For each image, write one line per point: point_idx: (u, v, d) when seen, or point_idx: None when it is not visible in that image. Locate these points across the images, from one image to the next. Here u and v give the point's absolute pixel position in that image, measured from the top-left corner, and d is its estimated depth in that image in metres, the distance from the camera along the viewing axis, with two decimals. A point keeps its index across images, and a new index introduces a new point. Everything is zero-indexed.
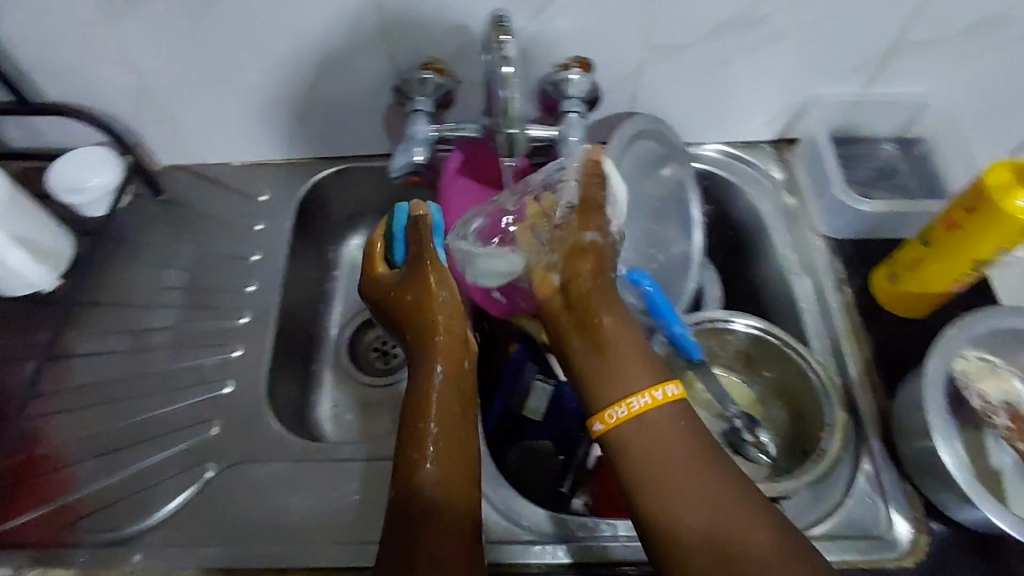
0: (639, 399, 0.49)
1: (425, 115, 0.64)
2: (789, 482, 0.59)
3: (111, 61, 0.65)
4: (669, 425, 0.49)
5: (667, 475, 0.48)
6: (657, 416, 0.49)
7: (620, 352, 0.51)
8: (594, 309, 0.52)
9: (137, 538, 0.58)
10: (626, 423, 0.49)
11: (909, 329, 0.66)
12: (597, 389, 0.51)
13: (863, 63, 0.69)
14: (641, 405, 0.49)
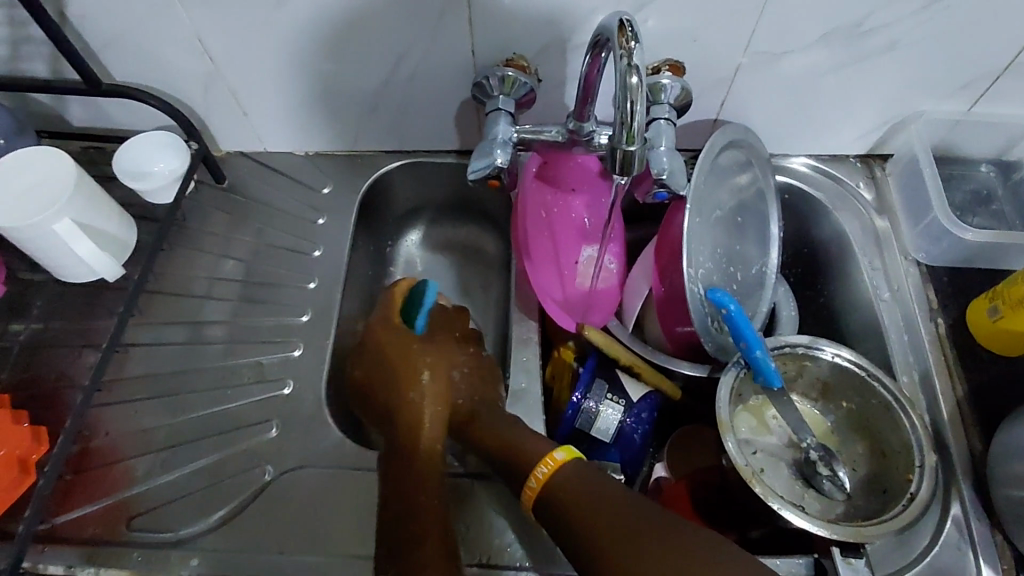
0: (540, 467, 0.52)
1: (507, 115, 0.61)
2: (877, 528, 0.54)
3: (185, 43, 0.63)
4: (574, 475, 0.51)
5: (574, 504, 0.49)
6: (559, 478, 0.51)
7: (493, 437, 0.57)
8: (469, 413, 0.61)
9: (194, 541, 0.57)
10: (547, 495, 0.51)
11: (1005, 367, 0.62)
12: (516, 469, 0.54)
13: (972, 80, 0.64)
14: (545, 473, 0.52)
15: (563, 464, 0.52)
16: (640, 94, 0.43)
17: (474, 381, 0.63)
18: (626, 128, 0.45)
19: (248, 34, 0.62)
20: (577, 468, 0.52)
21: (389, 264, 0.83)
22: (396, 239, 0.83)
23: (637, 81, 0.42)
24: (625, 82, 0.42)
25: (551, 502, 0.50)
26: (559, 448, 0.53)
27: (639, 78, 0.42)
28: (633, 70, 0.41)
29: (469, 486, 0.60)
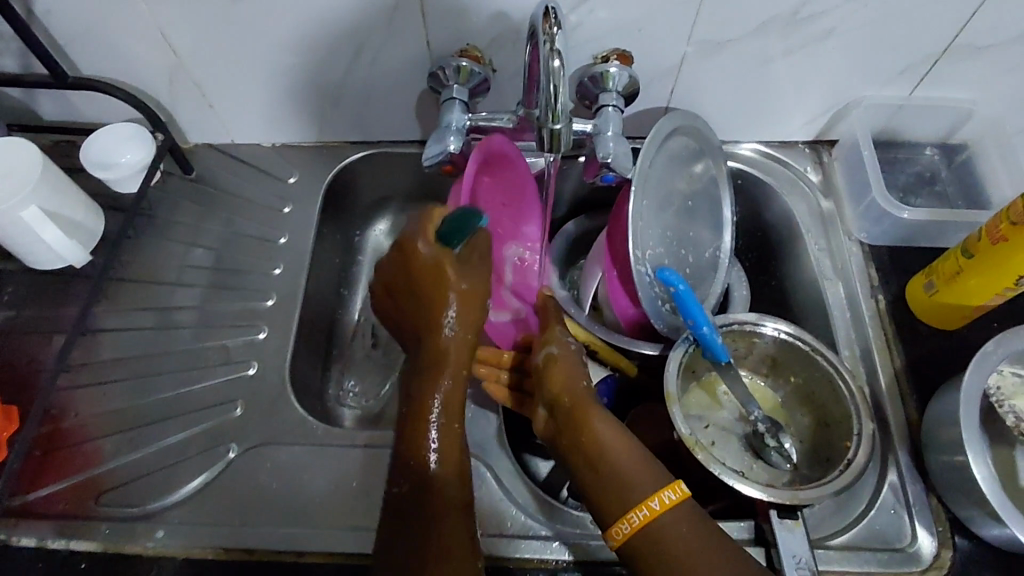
0: (645, 507, 0.50)
1: (460, 104, 0.64)
2: (812, 490, 0.56)
3: (148, 37, 0.65)
4: (682, 534, 0.49)
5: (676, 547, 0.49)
6: (667, 519, 0.50)
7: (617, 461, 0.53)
8: (582, 414, 0.56)
9: (160, 514, 0.59)
10: (632, 538, 0.50)
11: (941, 340, 0.65)
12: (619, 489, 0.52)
13: (909, 66, 0.67)
14: (670, 499, 0.51)
15: (664, 513, 0.50)
16: (564, 78, 0.45)
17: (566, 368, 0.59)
18: (552, 109, 0.47)
19: (208, 28, 0.64)
20: (681, 518, 0.50)
21: (357, 252, 0.85)
22: (365, 229, 0.86)
23: (560, 65, 0.44)
24: (548, 67, 0.44)
25: (644, 539, 0.50)
26: (669, 487, 0.51)
27: (562, 62, 0.44)
28: (555, 53, 0.44)
29: None
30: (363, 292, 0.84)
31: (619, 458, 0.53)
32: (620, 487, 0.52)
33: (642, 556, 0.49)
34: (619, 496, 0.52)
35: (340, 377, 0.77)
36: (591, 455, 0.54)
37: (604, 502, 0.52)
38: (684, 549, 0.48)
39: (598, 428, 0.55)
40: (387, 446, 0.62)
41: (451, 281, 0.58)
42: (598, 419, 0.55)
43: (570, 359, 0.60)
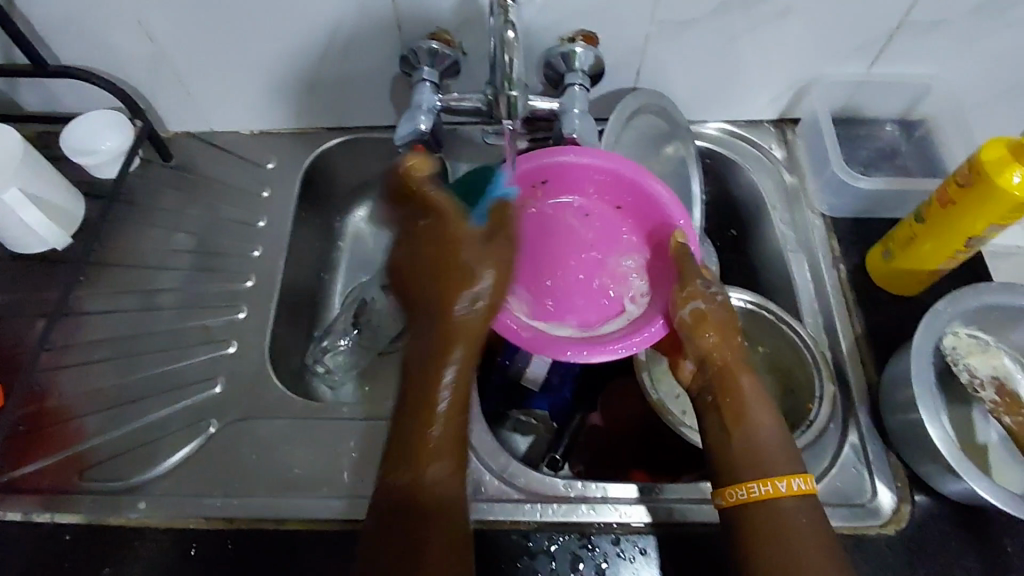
0: (761, 486, 0.51)
1: (431, 85, 0.66)
2: None
3: (125, 26, 0.66)
4: (799, 519, 0.50)
5: (788, 534, 0.49)
6: (789, 504, 0.51)
7: (748, 437, 0.54)
8: (732, 371, 0.57)
9: (143, 487, 0.60)
10: (747, 505, 0.51)
11: (900, 306, 0.67)
12: (741, 467, 0.53)
13: (866, 44, 0.69)
14: (800, 484, 0.51)
15: (788, 497, 0.51)
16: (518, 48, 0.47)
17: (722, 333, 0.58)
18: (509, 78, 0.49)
19: (182, 16, 0.65)
20: (805, 505, 0.51)
21: (337, 239, 0.87)
22: (344, 215, 0.88)
23: (513, 36, 0.46)
24: (503, 36, 0.46)
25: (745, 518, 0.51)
26: (798, 475, 0.52)
27: (516, 33, 0.46)
28: (510, 24, 0.45)
29: None
30: (343, 276, 0.86)
31: (757, 425, 0.54)
32: (750, 454, 0.53)
33: (753, 524, 0.50)
34: (751, 463, 0.53)
35: (320, 354, 0.78)
36: (727, 417, 0.55)
37: (734, 464, 0.53)
38: (790, 537, 0.49)
39: (744, 391, 0.56)
40: (366, 418, 0.64)
41: (461, 245, 0.54)
42: (745, 376, 0.57)
43: (727, 314, 0.59)
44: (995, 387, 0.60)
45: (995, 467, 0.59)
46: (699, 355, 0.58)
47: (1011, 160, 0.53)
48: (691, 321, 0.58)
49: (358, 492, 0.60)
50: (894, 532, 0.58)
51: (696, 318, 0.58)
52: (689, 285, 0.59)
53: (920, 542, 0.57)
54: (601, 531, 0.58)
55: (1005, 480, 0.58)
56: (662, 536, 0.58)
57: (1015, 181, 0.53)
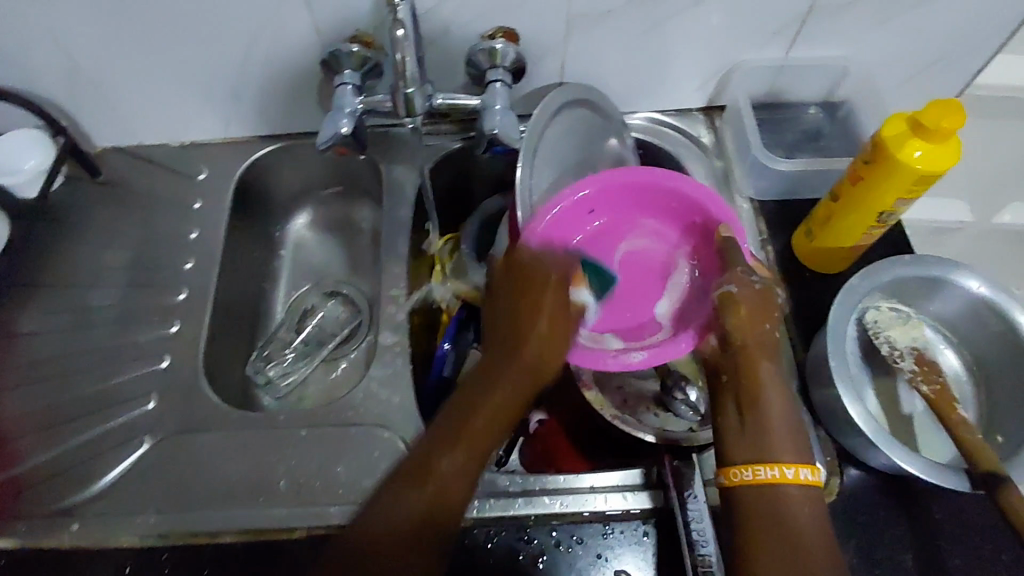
0: (767, 470, 0.50)
1: (353, 88, 0.66)
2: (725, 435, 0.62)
3: (36, 45, 0.65)
4: (801, 507, 0.49)
5: (791, 523, 0.48)
6: (795, 491, 0.49)
7: (772, 426, 0.52)
8: (752, 359, 0.55)
9: (77, 508, 0.59)
10: (749, 488, 0.50)
11: (824, 283, 0.69)
12: (745, 446, 0.52)
13: (781, 29, 0.70)
14: (805, 475, 0.50)
15: (795, 484, 0.49)
16: (409, 47, 0.50)
17: (750, 314, 0.55)
18: (404, 76, 0.53)
19: (97, 29, 0.64)
20: (807, 494, 0.49)
21: (278, 247, 0.87)
22: (284, 223, 0.87)
23: (402, 35, 0.49)
24: (394, 35, 0.49)
25: (742, 500, 0.50)
26: (806, 465, 0.51)
27: (405, 32, 0.49)
28: (399, 23, 0.48)
29: (340, 435, 0.63)
30: (286, 284, 0.86)
31: (774, 411, 0.53)
32: (761, 438, 0.52)
33: (752, 510, 0.49)
34: (761, 448, 0.52)
35: (262, 364, 0.77)
36: (743, 403, 0.53)
37: (744, 448, 0.52)
38: (790, 532, 0.47)
39: (764, 375, 0.54)
40: (305, 425, 0.63)
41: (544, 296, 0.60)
42: (765, 365, 0.55)
43: (763, 298, 0.56)
44: (915, 358, 0.60)
45: (920, 437, 0.60)
46: (721, 338, 0.56)
47: (911, 136, 0.55)
48: (718, 308, 0.57)
49: (296, 498, 0.60)
50: (824, 506, 0.58)
51: (726, 301, 0.56)
52: (728, 271, 0.58)
53: (853, 514, 0.58)
54: (539, 522, 0.59)
55: (928, 451, 0.59)
56: (597, 524, 0.58)
57: (916, 155, 0.54)
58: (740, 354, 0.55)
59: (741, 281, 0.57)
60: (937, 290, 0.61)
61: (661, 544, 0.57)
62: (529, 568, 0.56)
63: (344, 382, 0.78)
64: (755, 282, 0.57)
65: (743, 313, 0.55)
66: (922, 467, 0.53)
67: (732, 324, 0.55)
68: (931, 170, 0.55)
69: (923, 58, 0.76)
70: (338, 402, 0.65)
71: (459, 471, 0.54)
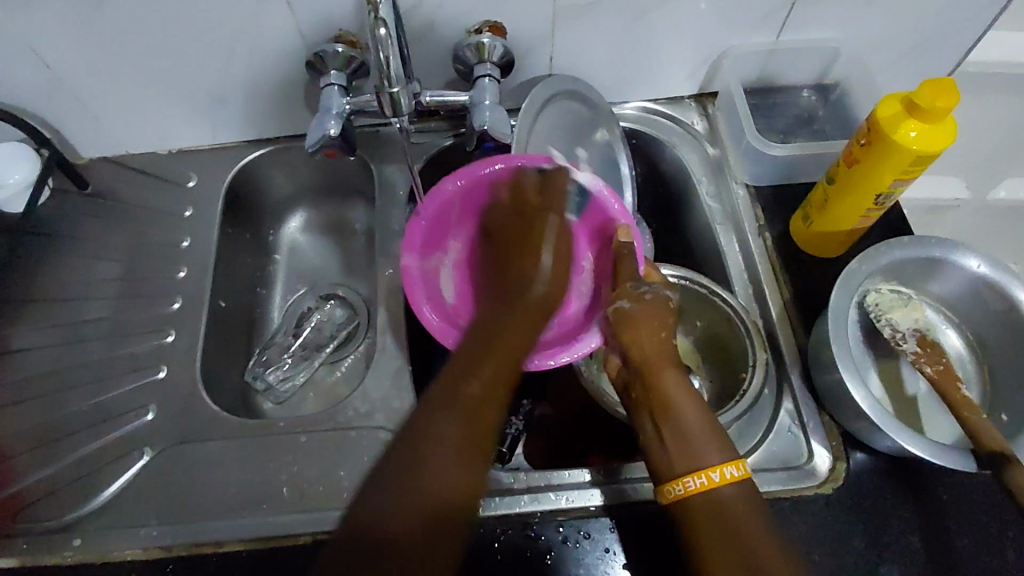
0: (696, 479, 0.50)
1: (339, 89, 0.65)
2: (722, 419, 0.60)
3: (16, 59, 0.64)
4: (735, 505, 0.49)
5: (737, 529, 0.48)
6: (730, 495, 0.50)
7: (688, 436, 0.53)
8: (654, 368, 0.56)
9: (78, 523, 0.59)
10: (684, 501, 0.50)
11: (823, 266, 0.68)
12: (664, 459, 0.53)
13: (770, 14, 0.69)
14: (731, 474, 0.50)
15: (726, 486, 0.50)
16: (391, 45, 0.49)
17: (650, 318, 0.58)
18: (388, 75, 0.52)
19: (75, 40, 0.63)
20: (742, 493, 0.50)
21: (271, 251, 0.86)
22: (277, 226, 0.87)
23: (385, 34, 0.48)
24: (375, 35, 0.48)
25: (682, 516, 0.50)
26: (731, 462, 0.51)
27: (388, 30, 0.48)
28: (380, 22, 0.47)
29: (340, 439, 0.63)
30: (281, 289, 0.85)
31: (688, 418, 0.53)
32: (685, 447, 0.52)
33: (694, 516, 0.49)
34: (686, 456, 0.52)
35: (260, 370, 0.77)
36: (656, 413, 0.54)
37: (671, 458, 0.52)
38: (744, 547, 0.47)
39: (669, 383, 0.55)
40: (304, 432, 0.63)
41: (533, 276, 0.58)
42: (669, 372, 0.56)
43: (651, 310, 0.59)
44: (918, 339, 0.59)
45: (924, 419, 0.59)
46: (626, 353, 0.58)
47: (906, 116, 0.54)
48: (623, 320, 0.59)
49: (299, 505, 0.59)
50: (831, 491, 0.58)
51: (620, 316, 0.59)
52: (618, 288, 0.61)
53: (860, 500, 0.57)
54: (545, 519, 0.58)
55: (935, 433, 0.59)
56: (605, 519, 0.58)
57: (911, 136, 0.54)
58: (642, 365, 0.56)
59: (632, 292, 0.60)
60: (936, 270, 0.60)
61: (647, 533, 0.57)
62: (537, 564, 0.56)
63: (344, 384, 0.78)
64: (647, 290, 0.60)
65: (638, 321, 0.58)
66: (929, 450, 0.53)
67: (630, 334, 0.58)
68: (928, 151, 0.54)
69: (915, 37, 0.75)
70: (338, 406, 0.65)
71: (458, 459, 0.47)
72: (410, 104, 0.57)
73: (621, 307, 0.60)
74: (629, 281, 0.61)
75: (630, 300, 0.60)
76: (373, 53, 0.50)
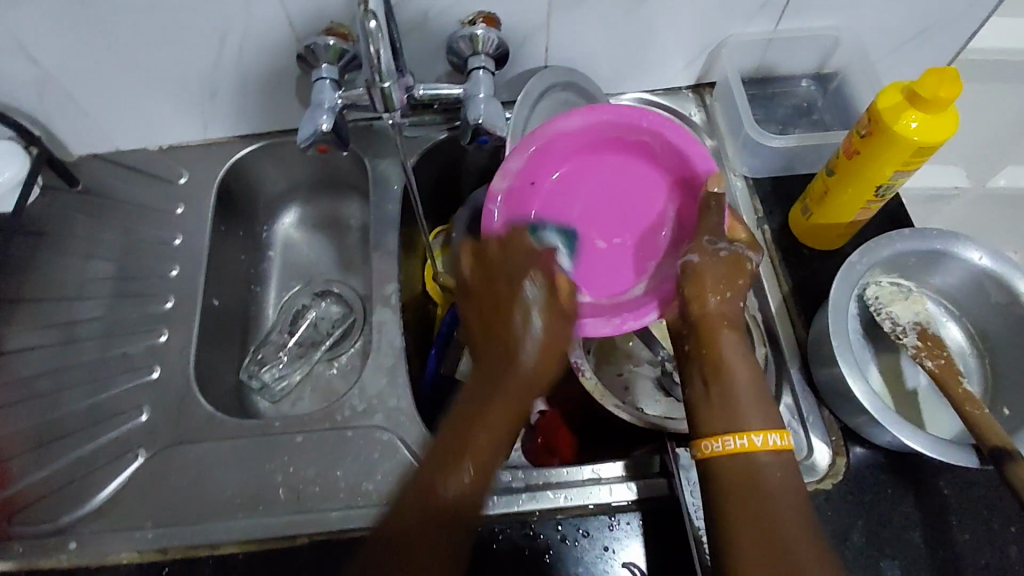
0: (735, 440, 0.51)
1: (331, 82, 0.64)
2: None
3: (1, 56, 0.63)
4: (772, 474, 0.50)
5: (763, 500, 0.49)
6: (766, 459, 0.51)
7: (738, 396, 0.53)
8: (716, 333, 0.55)
9: (74, 526, 0.59)
10: (719, 458, 0.51)
11: (822, 259, 0.67)
12: (706, 413, 0.53)
13: (769, 3, 0.68)
14: (772, 441, 0.51)
15: (765, 451, 0.50)
16: (382, 38, 0.48)
17: (726, 275, 0.57)
18: (380, 69, 0.51)
19: (61, 36, 0.62)
20: (781, 461, 0.51)
21: (266, 248, 0.85)
22: (271, 223, 0.86)
23: (375, 26, 0.47)
24: (365, 29, 0.47)
25: (708, 477, 0.51)
26: (776, 430, 0.52)
27: (378, 22, 0.47)
28: (369, 15, 0.46)
29: (337, 438, 0.62)
30: (276, 285, 0.84)
31: (739, 379, 0.54)
32: (730, 408, 0.53)
33: (728, 478, 0.50)
34: (729, 418, 0.52)
35: (255, 368, 0.76)
36: (710, 373, 0.54)
37: (712, 417, 0.53)
38: (766, 516, 0.48)
39: (727, 345, 0.55)
40: (301, 430, 0.62)
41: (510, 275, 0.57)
42: (729, 334, 0.55)
43: (725, 267, 0.57)
44: (918, 333, 0.59)
45: (924, 413, 0.59)
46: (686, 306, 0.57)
47: (908, 106, 0.53)
48: (688, 277, 0.57)
49: (296, 505, 0.59)
50: (831, 487, 0.57)
51: (687, 271, 0.57)
52: (694, 242, 0.59)
53: (859, 494, 0.57)
54: (543, 517, 0.58)
55: (934, 427, 0.58)
56: (605, 516, 0.57)
57: (913, 126, 0.53)
58: (702, 321, 0.56)
59: (709, 250, 0.58)
60: (937, 262, 0.60)
61: (665, 507, 0.58)
62: (536, 563, 0.55)
63: (340, 381, 0.77)
64: (723, 247, 0.58)
65: (717, 285, 0.56)
66: (930, 445, 0.52)
67: (693, 285, 0.57)
68: (930, 141, 0.53)
69: (916, 25, 0.74)
70: (334, 404, 0.64)
71: (467, 478, 0.50)
72: (402, 98, 0.56)
73: (686, 265, 0.58)
74: (705, 241, 0.58)
75: (700, 255, 0.57)
76: (363, 46, 0.49)
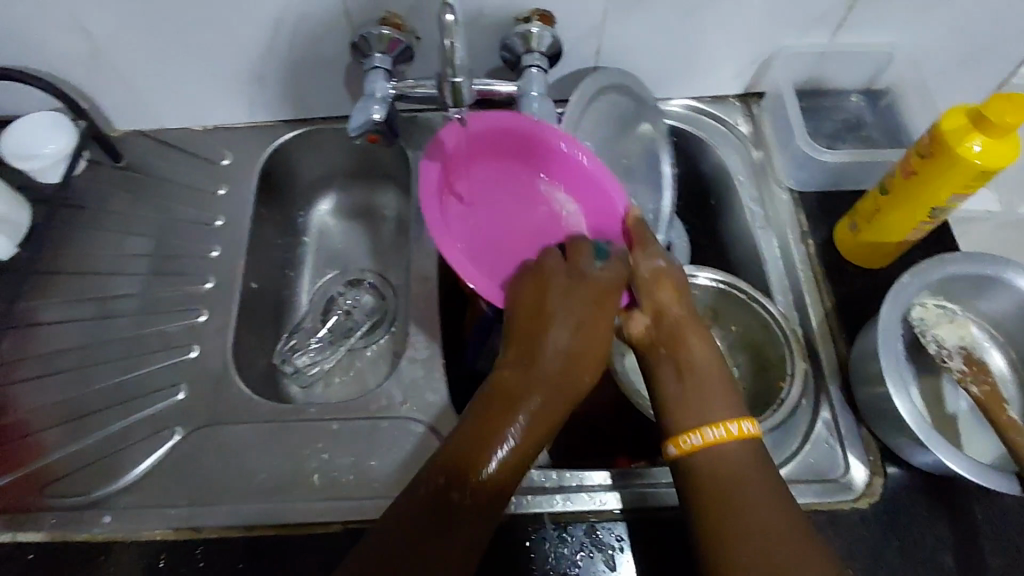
0: (715, 430, 0.52)
1: (384, 73, 0.64)
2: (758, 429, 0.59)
3: (58, 27, 0.63)
4: (743, 461, 0.51)
5: (736, 485, 0.49)
6: (738, 448, 0.52)
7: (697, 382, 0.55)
8: (683, 334, 0.58)
9: (107, 500, 0.59)
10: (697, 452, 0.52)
11: (866, 277, 0.67)
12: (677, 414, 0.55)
13: (826, 15, 0.68)
14: (737, 430, 0.52)
15: (735, 440, 0.51)
16: (458, 33, 0.49)
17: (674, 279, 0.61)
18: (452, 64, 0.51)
19: (118, 12, 0.62)
20: (748, 449, 0.52)
21: (301, 234, 0.85)
22: (307, 209, 0.86)
23: (452, 20, 0.48)
24: (443, 23, 0.48)
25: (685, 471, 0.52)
26: (745, 419, 0.53)
27: (455, 16, 0.48)
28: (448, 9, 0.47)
29: (372, 428, 0.62)
30: (309, 273, 0.84)
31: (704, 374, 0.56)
32: (698, 398, 0.55)
33: (701, 470, 0.51)
34: (696, 409, 0.54)
35: (288, 354, 0.77)
36: (680, 366, 0.56)
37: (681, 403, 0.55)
38: (751, 520, 0.47)
39: (696, 347, 0.57)
40: (336, 418, 0.63)
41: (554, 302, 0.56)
42: (694, 337, 0.58)
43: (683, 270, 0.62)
44: (963, 357, 0.59)
45: (964, 438, 0.59)
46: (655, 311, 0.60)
47: (971, 130, 0.53)
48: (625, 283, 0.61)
49: (326, 493, 0.59)
50: (867, 506, 0.57)
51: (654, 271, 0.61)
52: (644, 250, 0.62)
53: (896, 516, 0.57)
54: (576, 521, 0.58)
55: (973, 452, 0.58)
56: (637, 521, 0.57)
57: (975, 150, 0.53)
58: (674, 322, 0.59)
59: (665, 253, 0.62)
60: (986, 288, 0.59)
61: (655, 533, 0.57)
62: (567, 565, 0.55)
63: (370, 372, 0.77)
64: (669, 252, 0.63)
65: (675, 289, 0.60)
66: (969, 468, 0.52)
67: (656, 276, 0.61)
68: (990, 167, 0.53)
69: (971, 47, 0.73)
70: (370, 394, 0.64)
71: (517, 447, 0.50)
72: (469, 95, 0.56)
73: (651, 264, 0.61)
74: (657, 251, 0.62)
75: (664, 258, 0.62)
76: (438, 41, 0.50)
